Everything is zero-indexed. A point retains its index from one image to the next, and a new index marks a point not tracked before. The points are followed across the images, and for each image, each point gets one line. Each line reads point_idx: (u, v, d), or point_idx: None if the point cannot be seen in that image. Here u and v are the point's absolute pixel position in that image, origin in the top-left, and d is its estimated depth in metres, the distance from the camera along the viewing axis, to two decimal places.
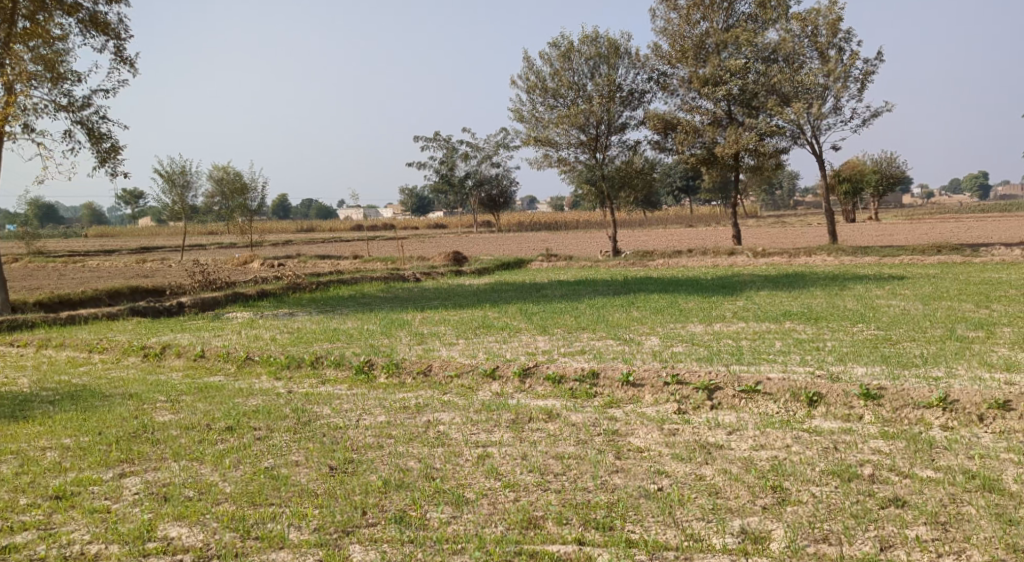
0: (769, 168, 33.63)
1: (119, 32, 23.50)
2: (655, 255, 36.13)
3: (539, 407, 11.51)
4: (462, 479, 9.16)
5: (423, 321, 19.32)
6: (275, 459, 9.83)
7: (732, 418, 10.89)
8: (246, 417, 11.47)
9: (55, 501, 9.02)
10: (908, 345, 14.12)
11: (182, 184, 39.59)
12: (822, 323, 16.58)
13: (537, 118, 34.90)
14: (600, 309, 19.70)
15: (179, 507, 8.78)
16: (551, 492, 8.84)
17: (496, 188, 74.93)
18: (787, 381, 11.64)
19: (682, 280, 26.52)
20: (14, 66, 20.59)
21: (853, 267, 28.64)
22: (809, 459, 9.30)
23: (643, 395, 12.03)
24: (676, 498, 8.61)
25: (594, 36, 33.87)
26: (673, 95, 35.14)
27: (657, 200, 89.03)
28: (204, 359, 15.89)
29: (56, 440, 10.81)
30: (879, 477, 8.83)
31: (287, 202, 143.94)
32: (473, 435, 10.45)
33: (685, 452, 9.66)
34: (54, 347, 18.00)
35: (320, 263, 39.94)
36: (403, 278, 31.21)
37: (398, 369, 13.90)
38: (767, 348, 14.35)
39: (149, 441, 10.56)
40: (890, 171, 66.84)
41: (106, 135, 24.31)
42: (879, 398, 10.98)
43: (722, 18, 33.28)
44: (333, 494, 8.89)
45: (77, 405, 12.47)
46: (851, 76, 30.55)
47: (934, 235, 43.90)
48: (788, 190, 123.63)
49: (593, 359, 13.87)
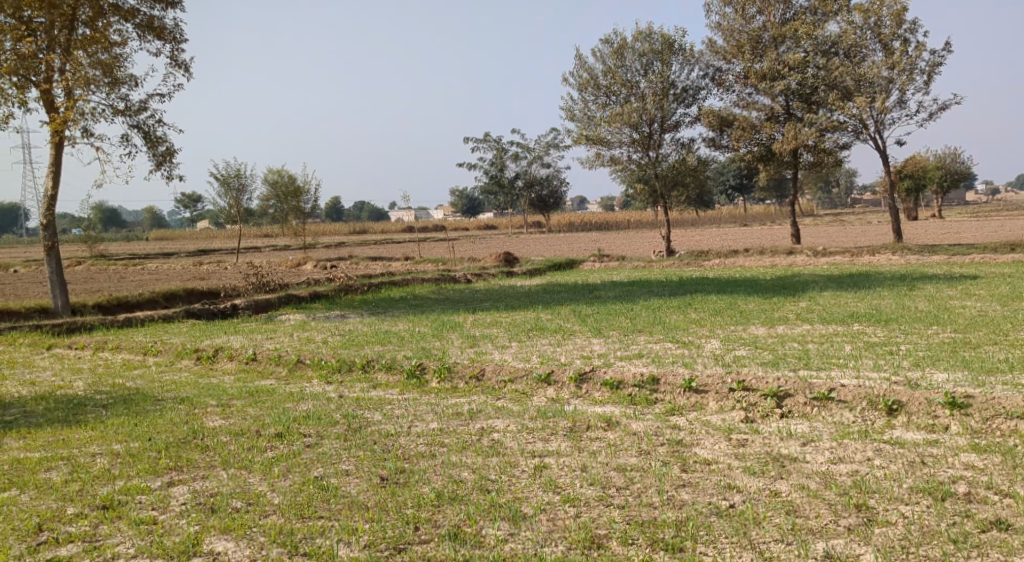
0: (829, 164, 32.52)
1: (175, 36, 23.50)
2: (710, 255, 35.24)
3: (597, 414, 10.94)
4: (518, 492, 8.67)
5: (475, 322, 18.95)
6: (324, 468, 9.42)
7: (805, 428, 10.24)
8: (296, 423, 11.10)
9: (102, 511, 8.72)
10: (990, 349, 13.27)
11: (237, 187, 39.71)
12: (893, 325, 15.71)
13: (590, 115, 34.29)
14: (657, 311, 19.08)
15: (225, 519, 8.42)
16: (614, 508, 8.31)
17: (547, 188, 74.38)
18: (863, 388, 10.95)
19: (741, 281, 25.68)
20: (73, 70, 20.57)
21: (921, 266, 27.55)
22: (895, 475, 8.66)
23: (707, 402, 11.40)
24: (751, 517, 8.02)
25: (647, 32, 33.11)
26: (729, 91, 34.30)
27: (709, 199, 87.54)
28: (256, 361, 15.67)
29: (107, 446, 10.55)
30: (975, 496, 8.17)
31: (339, 203, 145.33)
32: (529, 444, 9.95)
33: (757, 465, 9.05)
34: (110, 350, 17.94)
35: (373, 265, 39.55)
36: (455, 279, 30.90)
37: (451, 373, 13.45)
38: (836, 352, 13.61)
39: (198, 448, 10.23)
40: (955, 167, 64.82)
41: (162, 139, 24.35)
42: (967, 407, 10.23)
43: (780, 11, 32.35)
44: (384, 507, 8.46)
45: (128, 410, 12.23)
46: (917, 68, 29.40)
47: (1007, 235, 40.42)
48: (847, 188, 121.10)
49: (652, 364, 13.25)
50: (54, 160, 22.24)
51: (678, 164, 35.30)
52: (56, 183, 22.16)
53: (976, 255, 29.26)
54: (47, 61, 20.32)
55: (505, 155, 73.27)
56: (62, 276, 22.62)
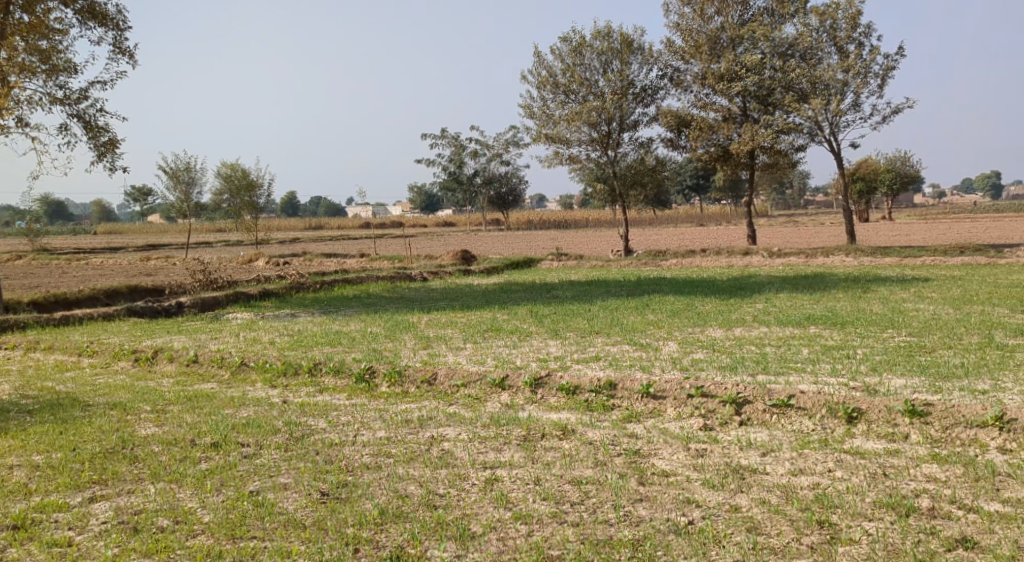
0: (785, 165, 32.50)
1: (118, 23, 22.62)
2: (667, 255, 34.97)
3: (552, 421, 10.52)
4: (468, 509, 8.21)
5: (430, 322, 18.41)
6: (261, 482, 8.87)
7: (764, 437, 9.90)
8: (234, 431, 10.50)
9: (12, 532, 8.08)
10: (946, 353, 13.09)
11: (186, 181, 38.65)
12: (849, 328, 15.49)
13: (548, 114, 33.90)
14: (614, 312, 18.68)
15: (147, 541, 7.86)
16: (567, 526, 7.91)
17: (506, 186, 74.28)
18: (823, 395, 10.62)
19: (698, 281, 25.49)
20: (8, 57, 19.64)
21: (874, 268, 27.62)
22: (857, 488, 8.36)
23: (665, 409, 11.03)
24: (710, 535, 7.69)
25: (606, 30, 32.81)
26: (686, 91, 34.12)
27: (667, 199, 87.77)
28: (197, 364, 14.99)
29: (27, 457, 9.87)
30: (939, 511, 7.91)
31: (295, 199, 143.52)
32: (480, 455, 9.47)
33: (716, 477, 8.67)
34: (43, 350, 17.09)
35: (325, 263, 38.58)
36: (410, 277, 30.23)
37: (401, 378, 12.92)
38: (793, 356, 13.31)
39: (127, 459, 9.60)
40: (904, 170, 65.60)
41: (104, 129, 23.45)
42: (926, 415, 9.96)
43: (737, 12, 32.15)
44: (323, 527, 7.97)
45: (56, 416, 11.56)
46: (872, 72, 29.46)
47: (956, 236, 42.18)
48: (800, 189, 121.73)
49: (609, 368, 12.87)
50: None
51: (635, 164, 35.03)
52: None
53: (928, 257, 29.49)
54: None
55: (463, 152, 72.56)
56: None
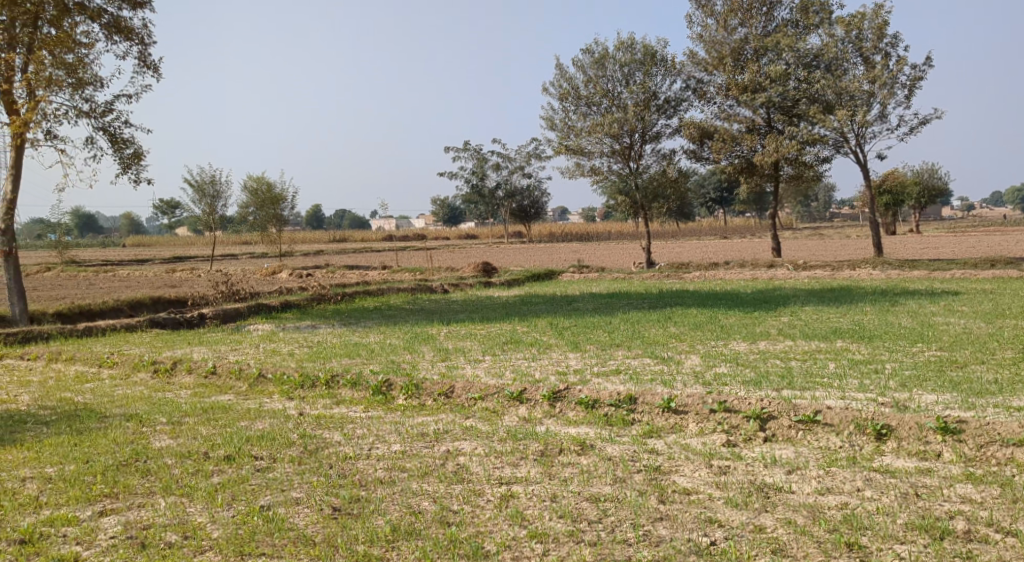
0: (810, 177, 32.09)
1: (144, 37, 22.72)
2: (690, 268, 34.64)
3: (570, 436, 10.27)
4: (481, 526, 7.99)
5: (449, 335, 18.20)
6: (273, 496, 8.69)
7: (790, 454, 9.60)
8: (248, 444, 10.35)
9: (19, 546, 7.98)
10: (977, 369, 12.71)
11: (212, 193, 38.80)
12: (878, 343, 15.11)
13: (570, 126, 33.69)
14: (635, 325, 18.34)
15: (154, 557, 7.74)
16: (585, 545, 7.68)
17: (528, 199, 74.66)
18: (850, 411, 10.28)
19: (722, 294, 25.13)
20: (35, 70, 19.71)
21: (902, 281, 27.18)
22: (888, 508, 8.05)
23: (687, 424, 10.72)
24: (734, 557, 7.45)
25: (630, 41, 32.65)
26: (710, 102, 33.84)
27: (690, 212, 87.32)
28: (215, 376, 14.84)
29: (39, 469, 9.77)
30: (976, 535, 7.61)
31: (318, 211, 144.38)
32: (496, 470, 9.24)
33: (740, 496, 8.39)
34: (64, 361, 17.05)
35: (347, 275, 38.57)
36: (431, 289, 30.12)
37: (418, 390, 12.71)
38: (819, 371, 12.99)
39: (139, 472, 9.48)
40: (931, 183, 64.80)
41: (129, 142, 23.52)
42: (960, 432, 9.62)
43: (761, 23, 31.86)
44: (332, 543, 7.79)
45: (72, 428, 11.44)
46: (898, 83, 29.08)
47: (986, 248, 41.63)
48: (825, 201, 120.88)
49: (629, 382, 12.57)
50: (15, 162, 21.34)
51: (658, 176, 34.75)
52: (15, 186, 21.17)
53: (958, 270, 29.00)
54: (8, 60, 19.49)
55: (486, 164, 72.46)
56: (21, 282, 21.51)
